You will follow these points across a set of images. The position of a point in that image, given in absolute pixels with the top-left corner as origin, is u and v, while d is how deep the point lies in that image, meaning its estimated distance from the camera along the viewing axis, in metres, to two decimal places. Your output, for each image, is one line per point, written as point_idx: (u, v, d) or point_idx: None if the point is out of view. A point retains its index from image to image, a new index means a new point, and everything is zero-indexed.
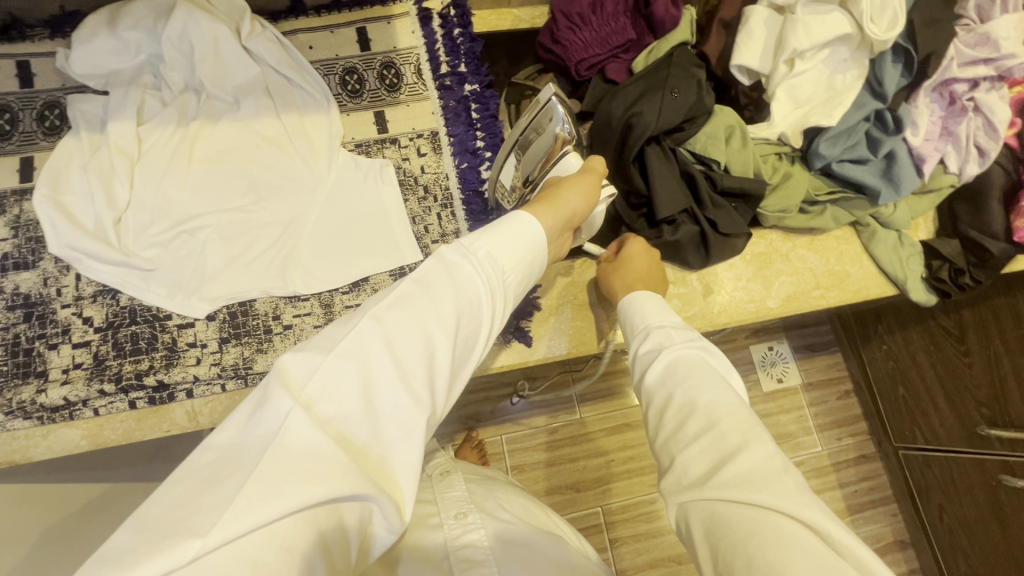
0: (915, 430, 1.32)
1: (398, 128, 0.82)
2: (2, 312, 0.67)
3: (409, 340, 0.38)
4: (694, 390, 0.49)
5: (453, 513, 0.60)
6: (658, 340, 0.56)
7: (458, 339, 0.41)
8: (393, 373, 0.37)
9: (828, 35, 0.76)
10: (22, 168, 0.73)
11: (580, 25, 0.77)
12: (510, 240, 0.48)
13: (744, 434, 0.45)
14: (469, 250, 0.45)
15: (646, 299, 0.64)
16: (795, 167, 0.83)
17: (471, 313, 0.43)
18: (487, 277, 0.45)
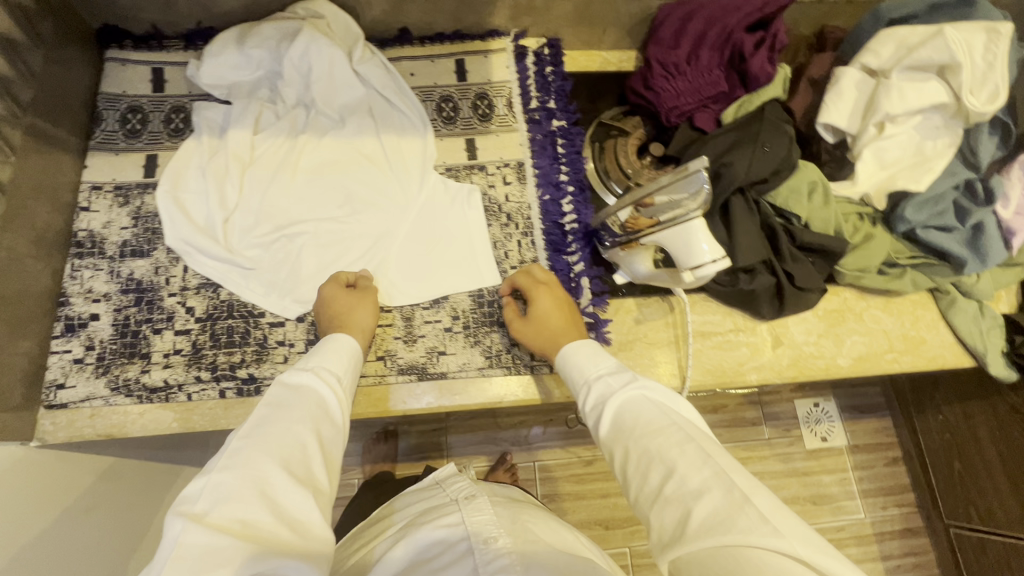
0: (970, 509, 1.26)
1: (487, 155, 0.86)
2: (116, 294, 0.73)
3: (278, 439, 0.48)
4: (645, 438, 0.52)
5: (481, 538, 0.61)
6: (600, 392, 0.59)
7: (321, 429, 0.53)
8: (278, 465, 0.46)
9: (923, 102, 0.76)
10: (147, 164, 0.80)
11: (675, 75, 0.79)
12: (334, 353, 0.62)
13: (706, 468, 0.47)
14: (304, 368, 0.58)
15: (578, 349, 0.65)
16: (877, 229, 0.83)
17: (323, 411, 0.54)
18: (327, 384, 0.58)
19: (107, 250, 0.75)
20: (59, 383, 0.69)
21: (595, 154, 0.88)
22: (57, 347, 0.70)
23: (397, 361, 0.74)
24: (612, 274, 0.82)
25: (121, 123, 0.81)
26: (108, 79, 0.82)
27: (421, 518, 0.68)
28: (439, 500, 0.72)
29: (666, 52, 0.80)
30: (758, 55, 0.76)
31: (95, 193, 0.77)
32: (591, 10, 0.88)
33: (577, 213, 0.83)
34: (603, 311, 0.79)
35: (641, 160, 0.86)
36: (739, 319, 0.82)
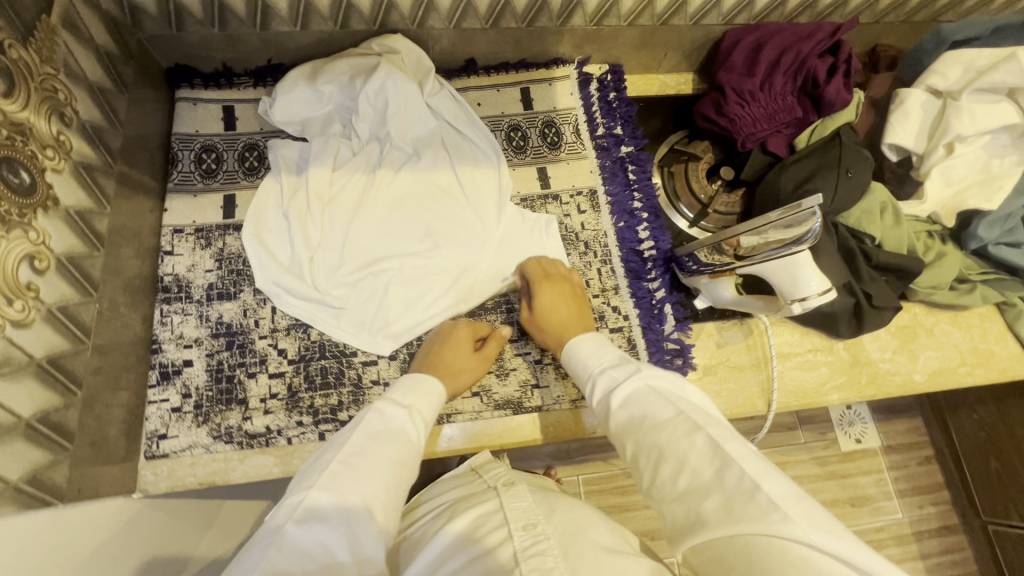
0: (1009, 506, 1.28)
1: (559, 184, 0.87)
2: (207, 338, 0.73)
3: (368, 471, 0.50)
4: (652, 429, 0.52)
5: (521, 524, 0.52)
6: (607, 387, 0.59)
7: (409, 466, 0.54)
8: (365, 506, 0.47)
9: (994, 123, 0.78)
10: (225, 205, 0.79)
11: (750, 101, 0.80)
12: (429, 391, 0.63)
13: (713, 456, 0.47)
14: (401, 402, 0.59)
15: (584, 342, 0.67)
16: (947, 246, 0.84)
17: (412, 447, 0.55)
18: (416, 427, 0.58)
19: (194, 293, 0.74)
20: (160, 433, 0.68)
21: (665, 179, 0.88)
22: (153, 396, 0.69)
23: (493, 397, 0.74)
24: (690, 299, 0.83)
25: (197, 163, 0.80)
26: (180, 119, 0.81)
27: (457, 508, 0.58)
28: (476, 488, 0.62)
29: (740, 79, 0.81)
30: (834, 82, 0.77)
31: (177, 236, 0.76)
32: (656, 36, 0.88)
33: (654, 240, 0.84)
34: (687, 336, 0.80)
35: (712, 184, 0.87)
36: (816, 338, 0.84)
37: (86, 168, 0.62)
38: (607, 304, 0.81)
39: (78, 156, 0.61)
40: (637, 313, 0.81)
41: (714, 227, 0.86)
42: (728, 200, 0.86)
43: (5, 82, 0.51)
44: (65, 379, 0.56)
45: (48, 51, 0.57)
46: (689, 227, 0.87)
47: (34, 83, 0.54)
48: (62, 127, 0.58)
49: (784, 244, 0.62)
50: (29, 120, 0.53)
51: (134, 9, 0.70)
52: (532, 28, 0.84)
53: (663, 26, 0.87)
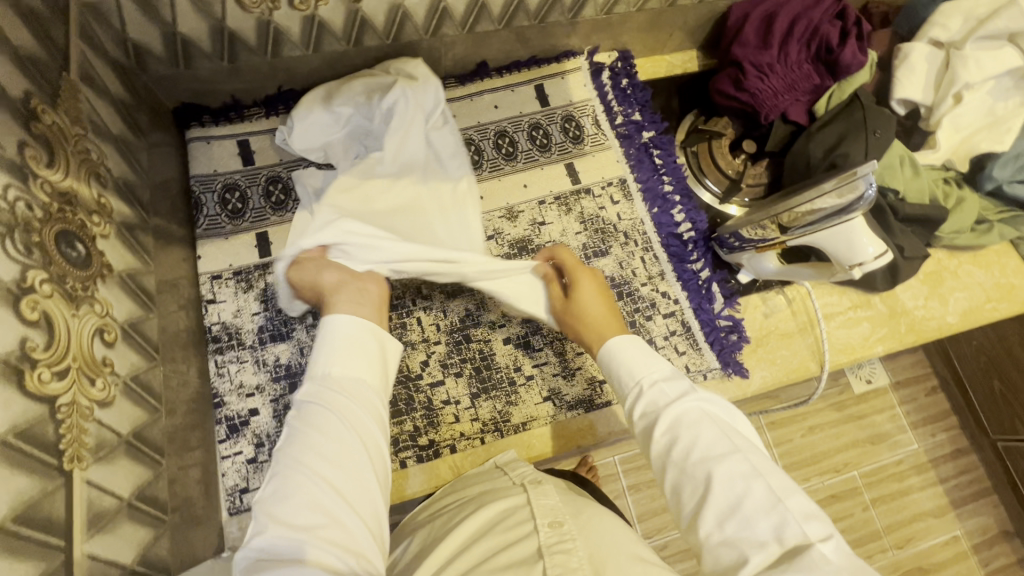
0: (1016, 423, 1.28)
1: (590, 177, 0.87)
2: (269, 384, 0.71)
3: (279, 481, 0.46)
4: (706, 462, 0.46)
5: (546, 522, 0.53)
6: (653, 402, 0.53)
7: (329, 448, 0.48)
8: (275, 510, 0.44)
9: (999, 69, 0.81)
10: (259, 244, 0.76)
11: (769, 73, 0.81)
12: (335, 351, 0.55)
13: (771, 509, 0.43)
14: (310, 385, 0.53)
15: (626, 347, 0.59)
16: (966, 190, 0.88)
17: (327, 425, 0.50)
18: (323, 394, 0.52)
19: (246, 339, 0.72)
20: (241, 488, 0.67)
21: (690, 159, 0.89)
22: (225, 451, 0.67)
23: (565, 398, 0.75)
24: (734, 275, 0.85)
25: (222, 204, 0.77)
26: (197, 160, 0.77)
27: (477, 502, 0.59)
28: (500, 484, 0.62)
29: (756, 53, 0.81)
30: (848, 45, 0.78)
31: (217, 282, 0.73)
32: (664, 18, 0.88)
33: (692, 221, 0.85)
34: (737, 312, 0.83)
35: (736, 159, 0.89)
36: (854, 295, 0.87)
37: (128, 228, 0.59)
38: (656, 290, 0.82)
39: (119, 217, 0.58)
40: (687, 296, 0.82)
41: (743, 200, 0.88)
42: (754, 172, 0.88)
43: (46, 152, 0.48)
44: (151, 450, 0.54)
45: (75, 110, 0.54)
46: (719, 203, 0.88)
47: (69, 147, 0.51)
48: (101, 189, 0.55)
49: (834, 213, 0.65)
50: (73, 187, 0.50)
51: (141, 51, 0.67)
52: (544, 24, 0.83)
53: (670, 8, 0.87)
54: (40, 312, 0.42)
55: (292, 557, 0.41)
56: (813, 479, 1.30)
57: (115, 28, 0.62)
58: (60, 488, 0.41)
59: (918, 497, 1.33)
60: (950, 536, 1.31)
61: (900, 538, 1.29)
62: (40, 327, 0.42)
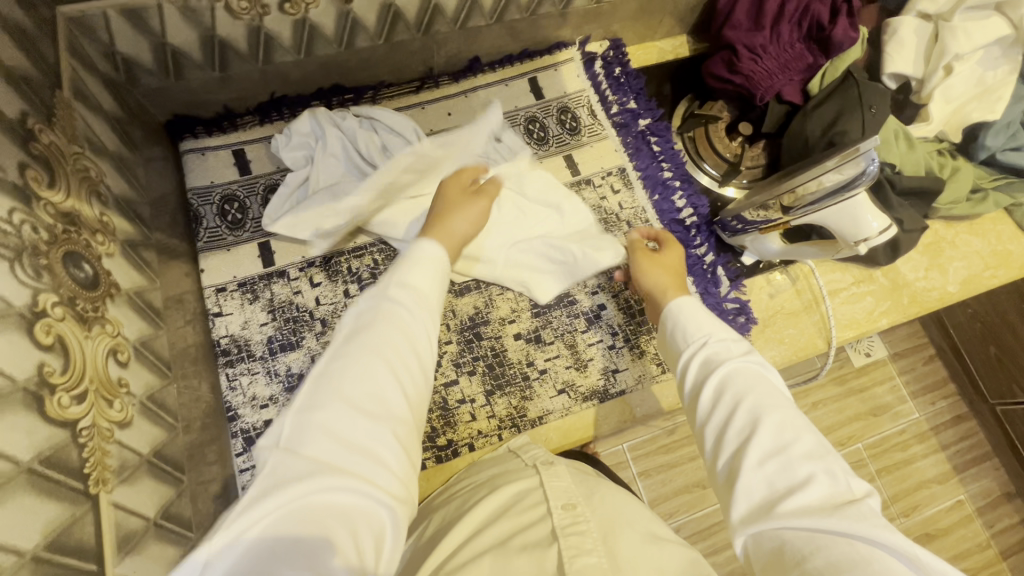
0: (1014, 386, 1.29)
1: (589, 168, 0.86)
2: (282, 394, 0.70)
3: (357, 373, 0.42)
4: (759, 408, 0.46)
5: (560, 504, 0.54)
6: (712, 354, 0.52)
7: (411, 358, 0.46)
8: (339, 388, 0.41)
9: (988, 39, 0.82)
10: (262, 253, 0.75)
11: (762, 55, 0.82)
12: (425, 267, 0.52)
13: (817, 460, 0.42)
14: (399, 284, 0.49)
15: (691, 310, 0.58)
16: (959, 161, 0.89)
17: (410, 333, 0.47)
18: (410, 299, 0.49)
19: (256, 351, 0.71)
20: None
21: (687, 144, 0.90)
22: (242, 465, 0.67)
23: (579, 390, 0.75)
24: (737, 257, 0.86)
25: (221, 216, 0.76)
26: (193, 173, 0.76)
27: (492, 486, 0.60)
28: (513, 467, 0.64)
29: (748, 35, 0.82)
30: (840, 22, 0.78)
31: (222, 295, 0.73)
32: (654, 4, 0.88)
33: (693, 206, 0.86)
34: (743, 294, 0.83)
35: (733, 141, 0.89)
36: (856, 271, 0.88)
37: (132, 245, 0.58)
38: None
39: (122, 234, 0.57)
40: (692, 280, 0.83)
41: (741, 182, 0.88)
42: (752, 154, 0.89)
43: (46, 172, 0.47)
44: (171, 468, 0.54)
45: (71, 128, 0.53)
46: (720, 187, 0.88)
47: (69, 166, 0.50)
48: (103, 207, 0.55)
49: (837, 191, 0.65)
50: (75, 207, 0.49)
51: (131, 64, 0.65)
52: (535, 16, 0.83)
53: None
54: (54, 335, 0.42)
55: (349, 443, 0.39)
56: None
57: (103, 41, 0.61)
58: (88, 512, 0.40)
59: (921, 465, 1.35)
60: (955, 501, 1.34)
61: (907, 506, 1.31)
62: (55, 352, 0.41)
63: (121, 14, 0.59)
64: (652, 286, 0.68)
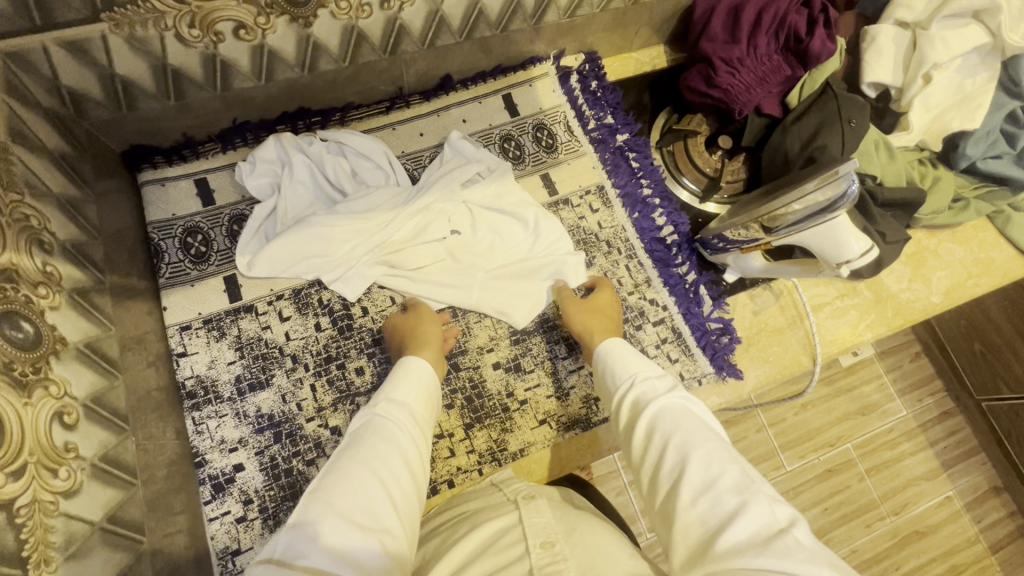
0: (999, 382, 1.28)
1: (567, 187, 0.84)
2: (252, 436, 0.67)
3: (351, 483, 0.45)
4: (686, 444, 0.46)
5: (539, 542, 0.51)
6: (642, 394, 0.54)
7: (400, 468, 0.49)
8: (330, 499, 0.43)
9: (966, 47, 0.81)
10: (227, 288, 0.72)
11: (739, 68, 0.79)
12: (412, 384, 0.58)
13: (744, 490, 0.42)
14: (392, 402, 0.55)
15: (618, 355, 0.60)
16: (940, 169, 0.88)
17: (399, 445, 0.51)
18: (399, 415, 0.54)
19: (224, 392, 0.68)
20: (233, 549, 0.64)
21: (666, 158, 0.88)
22: (211, 513, 0.64)
23: (561, 419, 0.73)
24: (720, 275, 0.84)
25: (184, 250, 0.72)
26: (152, 206, 0.73)
27: (473, 522, 0.57)
28: (495, 500, 0.61)
29: (726, 48, 0.80)
30: (817, 34, 0.76)
31: (186, 333, 0.70)
32: (628, 16, 0.86)
33: (673, 224, 0.84)
34: (726, 313, 0.82)
35: (713, 155, 0.87)
36: (839, 284, 0.87)
37: (81, 293, 0.55)
38: (644, 298, 0.80)
39: (69, 282, 0.54)
40: (674, 301, 0.81)
41: (722, 197, 0.86)
42: (732, 168, 0.87)
43: None
44: (127, 531, 0.51)
45: (6, 174, 0.49)
46: (700, 203, 0.87)
47: (4, 218, 0.47)
48: (46, 257, 0.51)
49: (816, 213, 0.63)
50: (12, 262, 0.47)
51: (78, 97, 0.62)
52: (507, 32, 0.80)
53: (634, 5, 0.84)
54: None
55: (341, 546, 0.40)
56: (810, 456, 1.30)
57: (46, 76, 0.58)
58: None
59: (909, 463, 1.33)
60: (943, 497, 1.32)
61: (897, 505, 1.29)
62: None
63: (61, 47, 0.56)
64: (581, 325, 0.70)
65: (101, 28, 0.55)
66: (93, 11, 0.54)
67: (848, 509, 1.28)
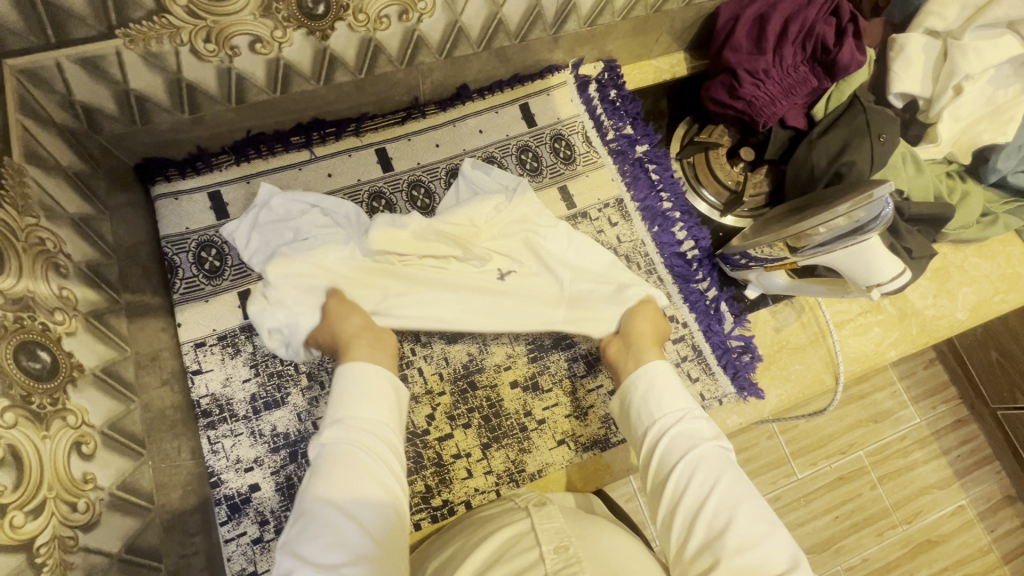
0: (1017, 391, 1.22)
1: (585, 200, 0.82)
2: (268, 456, 0.67)
3: (316, 525, 0.46)
4: (733, 499, 0.50)
5: (551, 547, 0.49)
6: (690, 437, 0.56)
7: (360, 490, 0.49)
8: (309, 549, 0.45)
9: (1000, 59, 0.78)
10: (242, 304, 0.71)
11: (765, 80, 0.77)
12: (357, 391, 0.56)
13: (787, 552, 0.47)
14: (342, 420, 0.53)
15: (660, 379, 0.60)
16: (969, 184, 0.86)
17: (354, 465, 0.50)
18: (350, 432, 0.53)
19: (239, 410, 0.67)
20: (250, 571, 0.63)
21: (686, 170, 0.86)
22: (227, 534, 0.64)
23: (579, 440, 0.72)
24: (741, 291, 0.83)
25: (198, 264, 0.71)
26: (166, 220, 0.72)
27: (483, 533, 0.55)
28: (510, 508, 0.60)
29: (752, 59, 0.78)
30: (846, 44, 0.73)
31: (200, 350, 0.68)
32: (650, 23, 0.83)
33: (694, 239, 0.83)
34: (747, 330, 0.81)
35: (735, 168, 0.86)
36: (863, 301, 0.85)
37: (98, 316, 0.55)
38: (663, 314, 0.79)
39: (87, 305, 0.53)
40: (695, 318, 0.80)
41: (743, 211, 0.85)
42: (755, 180, 0.85)
43: None
44: (145, 560, 0.51)
45: (23, 198, 0.49)
46: (721, 216, 0.85)
47: (19, 242, 0.46)
48: (62, 281, 0.50)
49: (847, 235, 0.62)
50: (28, 289, 0.46)
51: (92, 113, 0.61)
52: (525, 41, 0.78)
53: (656, 13, 0.82)
54: (4, 447, 0.39)
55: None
56: (821, 463, 1.26)
57: (60, 92, 0.57)
58: None
59: (922, 471, 1.28)
60: (955, 506, 1.28)
61: (909, 514, 1.25)
62: (6, 466, 0.38)
63: (76, 64, 0.54)
64: (637, 330, 0.69)
65: (116, 45, 0.54)
66: (107, 27, 0.52)
67: (859, 518, 1.24)
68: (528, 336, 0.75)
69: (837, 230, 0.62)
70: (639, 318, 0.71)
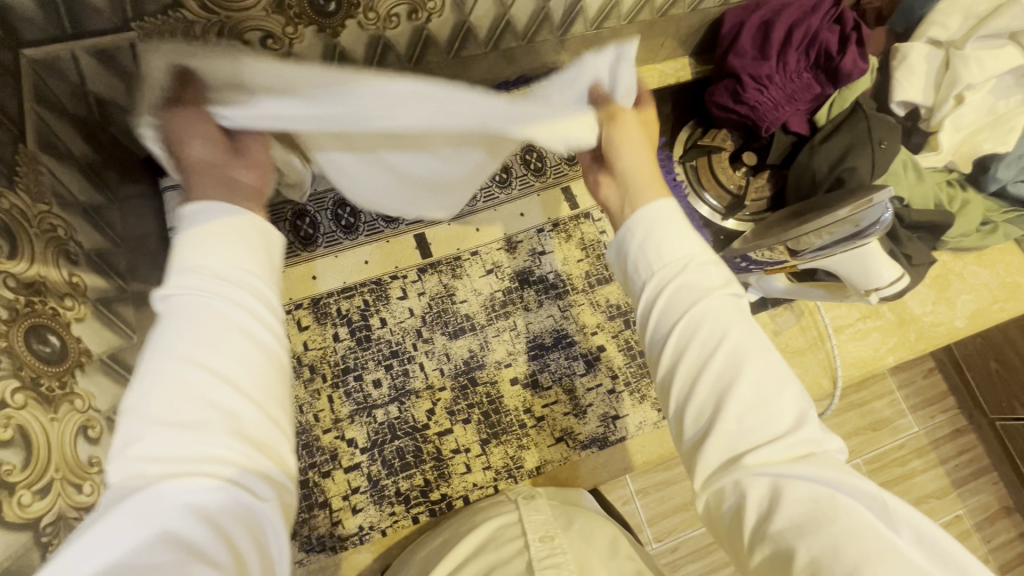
0: (1015, 402, 1.24)
1: (588, 202, 0.83)
2: None
3: (162, 400, 0.32)
4: (740, 355, 0.40)
5: (537, 536, 0.50)
6: (701, 290, 0.42)
7: (228, 352, 0.34)
8: (151, 430, 0.31)
9: (1002, 68, 0.79)
10: None
11: (768, 85, 0.79)
12: (215, 232, 0.37)
13: (796, 411, 0.39)
14: (193, 267, 0.36)
15: (662, 218, 0.45)
16: (969, 192, 0.86)
17: (214, 325, 0.34)
18: (207, 282, 0.35)
19: None
20: None
21: (689, 173, 0.87)
22: None
23: (577, 438, 0.73)
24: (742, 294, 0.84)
25: None
26: (173, 211, 0.72)
27: (471, 523, 0.56)
28: (496, 501, 0.60)
29: (755, 64, 0.79)
30: (849, 52, 0.74)
31: None
32: (655, 28, 0.84)
33: None
34: None
35: (737, 172, 0.87)
36: (863, 306, 0.85)
37: (105, 303, 0.55)
38: None
39: (95, 293, 0.54)
40: None
41: (745, 215, 0.85)
42: (757, 185, 0.86)
43: (7, 243, 0.44)
44: None
45: (37, 186, 0.50)
46: (723, 220, 0.86)
47: (32, 228, 0.47)
48: (72, 268, 0.51)
49: (847, 238, 0.62)
50: (39, 274, 0.46)
51: (104, 103, 0.62)
52: (532, 42, 0.79)
53: (662, 18, 0.82)
54: (14, 428, 0.39)
55: (184, 468, 0.30)
56: None
57: (73, 82, 0.57)
58: None
59: (920, 480, 1.28)
60: (953, 516, 1.28)
61: None
62: (16, 447, 0.39)
63: (90, 55, 0.55)
64: (632, 163, 0.50)
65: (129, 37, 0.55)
66: (122, 19, 0.53)
67: None
68: (528, 333, 0.75)
69: (835, 233, 0.63)
70: (629, 148, 0.51)
